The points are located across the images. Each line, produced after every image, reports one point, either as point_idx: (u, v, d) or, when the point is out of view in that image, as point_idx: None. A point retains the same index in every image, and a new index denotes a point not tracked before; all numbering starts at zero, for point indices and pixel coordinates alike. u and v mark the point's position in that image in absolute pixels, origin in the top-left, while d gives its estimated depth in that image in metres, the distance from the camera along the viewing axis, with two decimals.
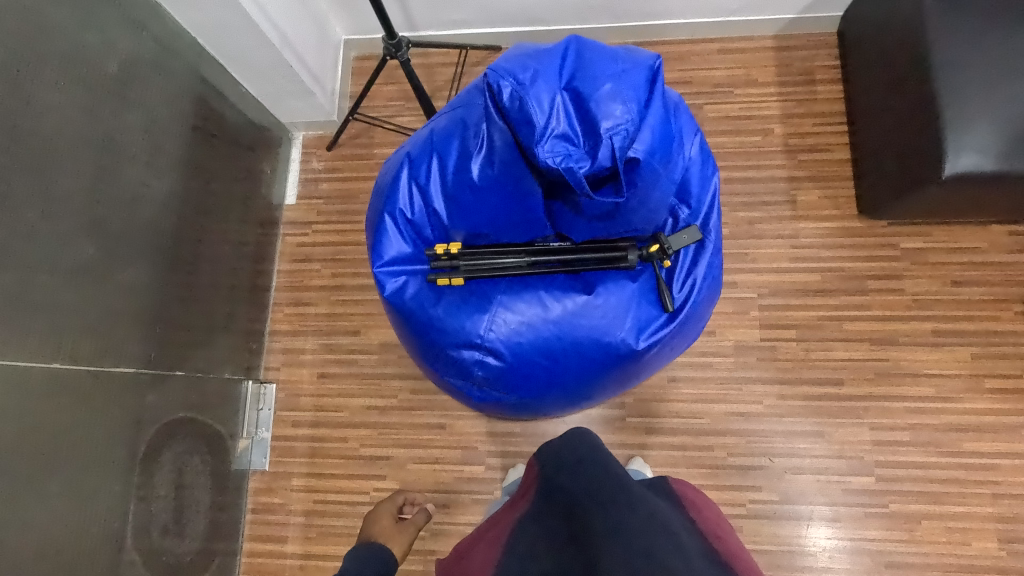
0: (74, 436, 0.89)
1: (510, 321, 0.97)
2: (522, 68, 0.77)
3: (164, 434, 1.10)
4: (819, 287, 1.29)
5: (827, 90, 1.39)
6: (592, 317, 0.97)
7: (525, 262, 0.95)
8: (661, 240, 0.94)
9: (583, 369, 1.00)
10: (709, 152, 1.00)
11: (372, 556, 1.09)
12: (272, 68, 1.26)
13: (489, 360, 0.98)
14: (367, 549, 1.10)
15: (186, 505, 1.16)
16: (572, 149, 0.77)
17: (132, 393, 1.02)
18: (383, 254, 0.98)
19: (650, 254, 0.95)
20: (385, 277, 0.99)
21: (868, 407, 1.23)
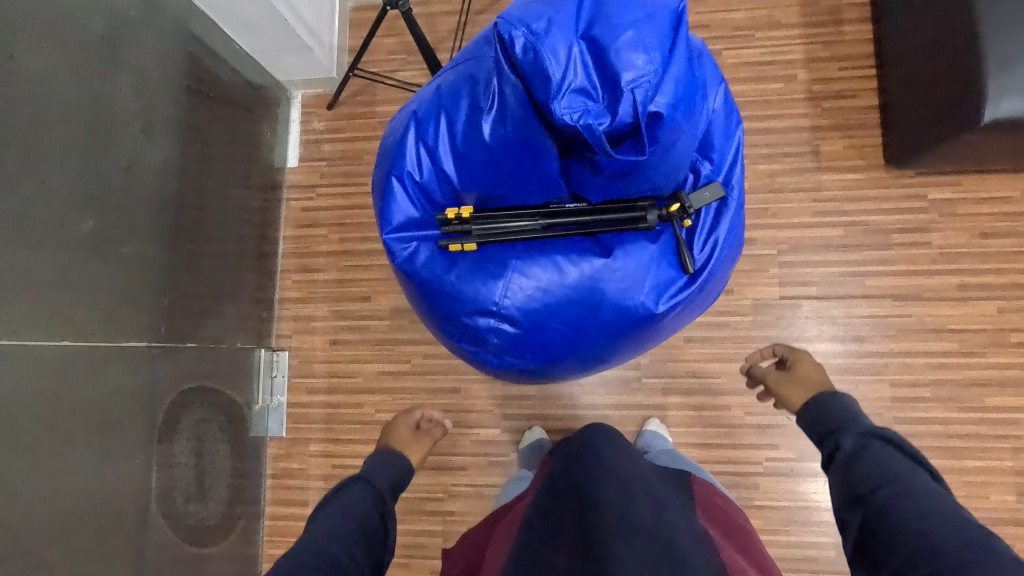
0: (87, 412, 0.89)
1: (531, 284, 0.94)
2: (536, 17, 0.71)
3: (177, 405, 1.10)
4: (842, 242, 1.25)
5: (854, 30, 1.30)
6: (610, 281, 0.94)
7: (540, 224, 0.92)
8: (682, 199, 0.90)
9: (603, 334, 0.97)
10: (732, 102, 0.94)
11: (392, 463, 1.04)
12: (266, 23, 1.19)
13: (505, 326, 0.96)
14: (386, 455, 1.06)
15: (207, 471, 1.17)
16: (591, 104, 0.72)
17: (142, 368, 1.01)
18: (392, 219, 0.94)
19: (671, 214, 0.91)
20: (395, 244, 0.96)
21: (888, 363, 1.21)
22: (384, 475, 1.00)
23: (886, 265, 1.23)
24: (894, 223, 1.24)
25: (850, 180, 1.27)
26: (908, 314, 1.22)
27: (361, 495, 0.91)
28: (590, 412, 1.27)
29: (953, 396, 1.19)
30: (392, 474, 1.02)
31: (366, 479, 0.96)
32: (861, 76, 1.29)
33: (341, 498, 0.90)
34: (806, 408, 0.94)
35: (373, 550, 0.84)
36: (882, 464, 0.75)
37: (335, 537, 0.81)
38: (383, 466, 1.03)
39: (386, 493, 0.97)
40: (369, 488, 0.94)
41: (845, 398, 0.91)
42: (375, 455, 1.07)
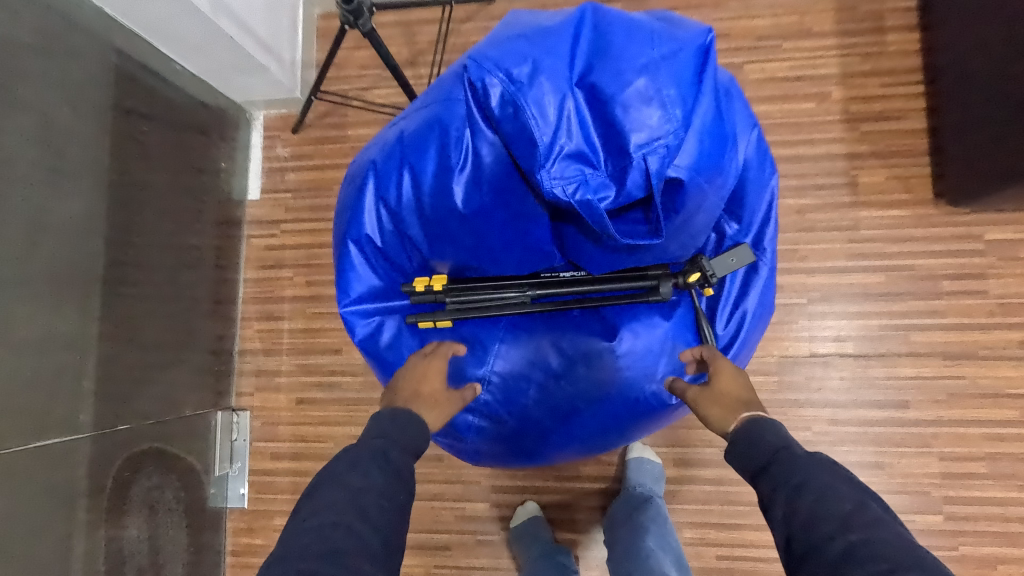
0: None
1: (510, 369, 0.78)
2: (517, 58, 0.54)
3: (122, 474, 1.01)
4: (883, 290, 1.08)
5: (899, 40, 1.12)
6: (613, 369, 0.77)
7: (529, 297, 0.77)
8: (703, 267, 0.73)
9: (603, 427, 0.80)
10: (765, 148, 0.76)
11: (403, 429, 0.67)
12: (208, 42, 1.02)
13: (486, 422, 0.80)
14: (393, 420, 0.67)
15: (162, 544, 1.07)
16: (589, 173, 0.54)
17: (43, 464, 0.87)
18: (349, 292, 0.78)
19: (689, 284, 0.75)
20: (354, 319, 0.79)
21: (937, 433, 1.04)
22: (405, 435, 0.66)
23: (935, 317, 1.06)
24: (945, 268, 1.07)
25: (894, 218, 1.09)
26: (960, 375, 1.05)
27: (373, 474, 0.60)
28: (592, 484, 1.11)
29: (1013, 472, 1.02)
30: (408, 438, 0.66)
31: (380, 441, 0.64)
32: (907, 94, 1.11)
33: (344, 475, 0.59)
34: (729, 448, 0.67)
35: (387, 556, 0.55)
36: (817, 507, 0.54)
37: (327, 544, 0.52)
38: (398, 431, 0.66)
39: (408, 453, 0.65)
40: (388, 460, 0.62)
41: (760, 423, 0.65)
42: (402, 370, 0.75)
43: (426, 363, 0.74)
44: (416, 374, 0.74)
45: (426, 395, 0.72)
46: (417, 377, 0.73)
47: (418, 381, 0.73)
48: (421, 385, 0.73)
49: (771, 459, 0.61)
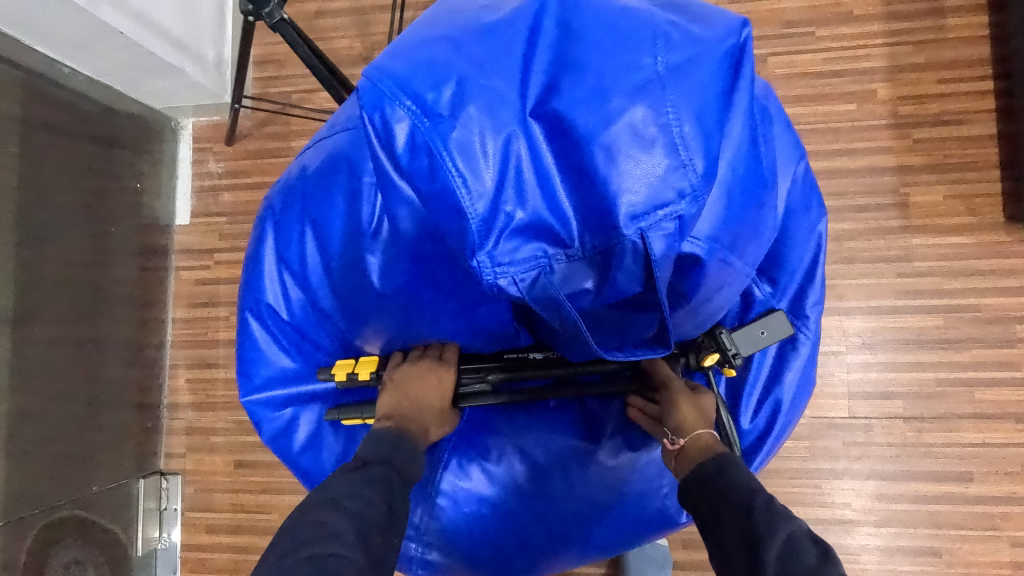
0: None
1: (476, 469, 0.62)
2: (436, 77, 0.37)
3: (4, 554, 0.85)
4: (941, 336, 0.87)
5: (962, 24, 0.90)
6: (604, 484, 0.61)
7: (491, 386, 0.58)
8: (721, 345, 0.56)
9: (593, 550, 0.63)
10: (806, 182, 0.59)
11: (410, 457, 0.51)
12: (94, 37, 0.81)
13: (441, 552, 0.63)
14: (398, 441, 0.51)
15: None
16: (549, 250, 0.39)
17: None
18: (257, 375, 0.60)
19: (704, 365, 0.58)
20: (259, 412, 0.60)
21: (1008, 513, 0.85)
22: (410, 472, 0.50)
23: (1004, 370, 0.86)
24: (1017, 309, 0.87)
25: (955, 246, 0.88)
26: None
27: (379, 509, 0.45)
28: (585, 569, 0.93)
29: None
30: (413, 473, 0.51)
31: (385, 464, 0.49)
32: (971, 92, 0.89)
33: (346, 497, 0.45)
34: (684, 486, 0.51)
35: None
36: (787, 566, 0.41)
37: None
38: (403, 460, 0.50)
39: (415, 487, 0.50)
40: (395, 494, 0.48)
41: (727, 454, 0.51)
42: (387, 379, 0.56)
43: (424, 369, 0.55)
44: (416, 380, 0.55)
45: (427, 410, 0.54)
46: (421, 385, 0.55)
47: (419, 390, 0.54)
48: (425, 397, 0.54)
49: (737, 495, 0.46)
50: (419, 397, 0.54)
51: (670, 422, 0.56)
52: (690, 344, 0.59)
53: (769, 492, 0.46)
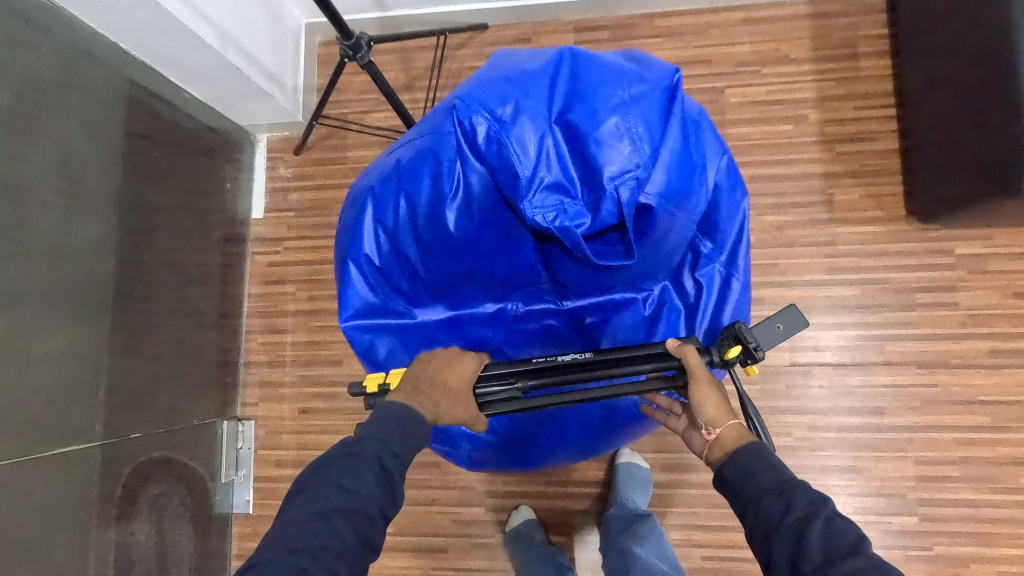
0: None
1: None
2: (500, 99, 0.60)
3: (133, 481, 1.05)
4: (860, 302, 1.13)
5: (872, 65, 1.18)
6: None
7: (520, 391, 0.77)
8: (745, 339, 0.70)
9: (589, 428, 0.90)
10: (734, 171, 0.80)
11: (407, 431, 0.70)
12: (217, 72, 1.07)
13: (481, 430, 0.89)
14: (399, 416, 0.71)
15: (168, 550, 1.12)
16: (567, 203, 0.60)
17: (63, 475, 0.91)
18: (349, 307, 0.82)
19: (730, 358, 0.72)
20: (353, 333, 0.83)
21: (912, 438, 1.09)
22: (407, 441, 0.70)
23: (908, 328, 1.11)
24: (917, 282, 1.12)
25: (869, 233, 1.14)
26: (934, 383, 1.10)
27: (378, 474, 0.67)
28: (583, 489, 1.17)
29: (985, 476, 1.07)
30: (409, 442, 0.70)
31: (385, 441, 0.69)
32: (879, 117, 1.16)
33: (355, 468, 0.66)
34: (726, 472, 0.67)
35: (374, 542, 0.65)
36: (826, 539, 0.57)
37: (330, 535, 0.61)
38: (400, 434, 0.70)
39: (413, 449, 0.71)
40: (394, 460, 0.68)
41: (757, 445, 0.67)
42: (414, 364, 0.78)
43: (447, 357, 0.77)
44: (432, 366, 0.76)
45: (438, 385, 0.74)
46: (435, 368, 0.75)
47: (435, 370, 0.75)
48: (439, 375, 0.74)
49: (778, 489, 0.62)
50: (431, 375, 0.74)
51: (705, 416, 0.72)
52: (717, 344, 0.73)
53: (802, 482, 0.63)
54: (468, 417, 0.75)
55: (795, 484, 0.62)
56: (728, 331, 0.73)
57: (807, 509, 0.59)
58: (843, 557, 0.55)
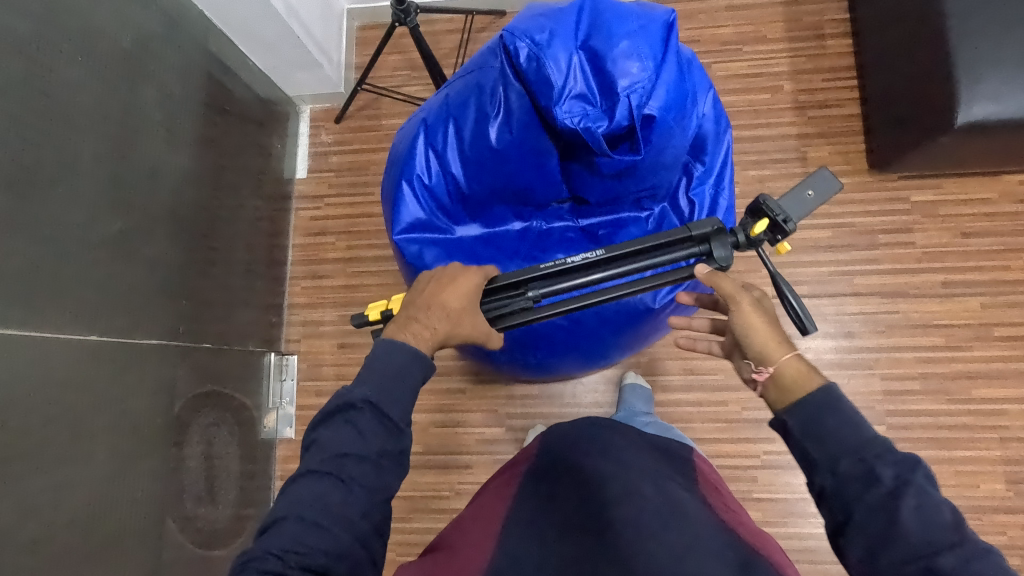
0: (104, 396, 0.90)
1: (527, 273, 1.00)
2: (538, 29, 0.79)
3: (192, 408, 1.12)
4: (830, 243, 1.30)
5: (837, 44, 1.38)
6: None
7: (531, 302, 0.76)
8: (771, 213, 0.73)
9: (605, 322, 1.02)
10: (720, 107, 0.98)
11: (400, 368, 0.66)
12: (279, 40, 1.26)
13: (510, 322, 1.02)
14: (389, 353, 0.66)
15: (218, 474, 1.19)
16: (589, 109, 0.79)
17: (153, 377, 1.01)
18: (399, 220, 0.97)
19: (756, 235, 0.75)
20: (404, 246, 0.97)
21: (879, 358, 1.26)
22: (402, 379, 0.66)
23: (872, 264, 1.29)
24: (880, 224, 1.30)
25: None
26: (895, 310, 1.27)
27: (374, 420, 0.64)
28: (591, 410, 1.32)
29: (942, 389, 1.24)
30: (405, 380, 0.66)
31: (377, 383, 0.65)
32: (844, 87, 1.36)
33: (350, 417, 0.64)
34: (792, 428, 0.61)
35: (386, 482, 0.63)
36: (924, 514, 0.53)
37: (332, 487, 0.60)
38: (394, 373, 0.66)
39: (413, 384, 0.67)
40: (391, 401, 0.64)
41: (825, 386, 0.61)
42: (412, 289, 0.75)
43: (444, 277, 0.73)
44: (428, 291, 0.72)
45: (436, 309, 0.70)
46: (431, 292, 0.72)
47: (432, 293, 0.72)
48: (436, 298, 0.71)
49: (862, 456, 0.56)
50: (428, 300, 0.71)
51: (752, 351, 0.67)
52: (742, 223, 0.76)
53: (877, 441, 0.57)
54: (477, 333, 0.73)
55: (884, 450, 0.56)
56: (753, 209, 0.75)
57: (897, 483, 0.54)
58: (942, 544, 0.52)
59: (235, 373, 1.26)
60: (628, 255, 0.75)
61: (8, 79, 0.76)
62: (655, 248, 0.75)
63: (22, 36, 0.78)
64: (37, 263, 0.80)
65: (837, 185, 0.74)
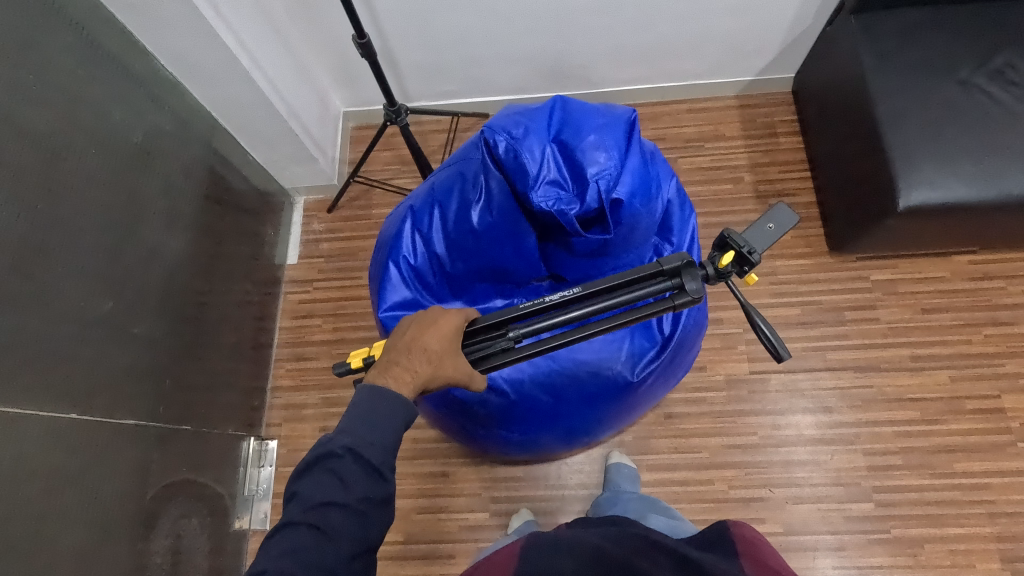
0: (73, 482, 0.88)
1: None
2: (515, 125, 0.88)
3: (164, 496, 1.08)
4: (800, 319, 1.36)
5: (789, 141, 1.52)
6: (588, 351, 1.03)
7: (511, 342, 0.75)
8: (737, 245, 0.73)
9: (585, 394, 1.03)
10: (684, 195, 1.07)
11: (381, 415, 0.68)
12: (278, 138, 1.36)
13: (492, 397, 1.02)
14: (370, 401, 0.68)
15: (183, 571, 1.12)
16: (563, 194, 0.86)
17: (128, 459, 0.99)
18: (386, 299, 0.99)
19: (725, 267, 0.75)
20: (389, 323, 0.99)
21: (858, 433, 1.27)
22: (383, 425, 0.68)
23: (841, 339, 1.34)
24: (845, 302, 1.36)
25: (802, 265, 1.40)
26: (869, 384, 1.30)
27: (356, 466, 0.65)
28: (577, 492, 1.29)
29: (924, 463, 1.24)
30: (387, 425, 0.68)
31: (358, 431, 0.67)
32: (798, 178, 1.49)
33: (332, 465, 0.65)
34: None
35: (367, 530, 0.65)
36: None
37: (314, 537, 0.62)
38: (375, 421, 0.68)
39: (396, 430, 0.69)
40: (372, 448, 0.66)
41: None
42: (393, 334, 0.76)
43: (425, 320, 0.75)
44: (409, 334, 0.73)
45: (417, 352, 0.71)
46: (412, 335, 0.73)
47: (413, 336, 0.73)
48: (417, 341, 0.72)
49: None
50: (409, 343, 0.72)
51: None
52: (710, 256, 0.75)
53: None
54: (459, 375, 0.72)
55: None
56: (718, 243, 0.76)
57: None
58: None
59: (211, 459, 1.23)
60: (605, 293, 0.75)
61: (25, 167, 0.82)
62: (633, 283, 0.74)
63: (41, 130, 0.85)
64: (28, 339, 0.82)
65: (796, 217, 0.74)
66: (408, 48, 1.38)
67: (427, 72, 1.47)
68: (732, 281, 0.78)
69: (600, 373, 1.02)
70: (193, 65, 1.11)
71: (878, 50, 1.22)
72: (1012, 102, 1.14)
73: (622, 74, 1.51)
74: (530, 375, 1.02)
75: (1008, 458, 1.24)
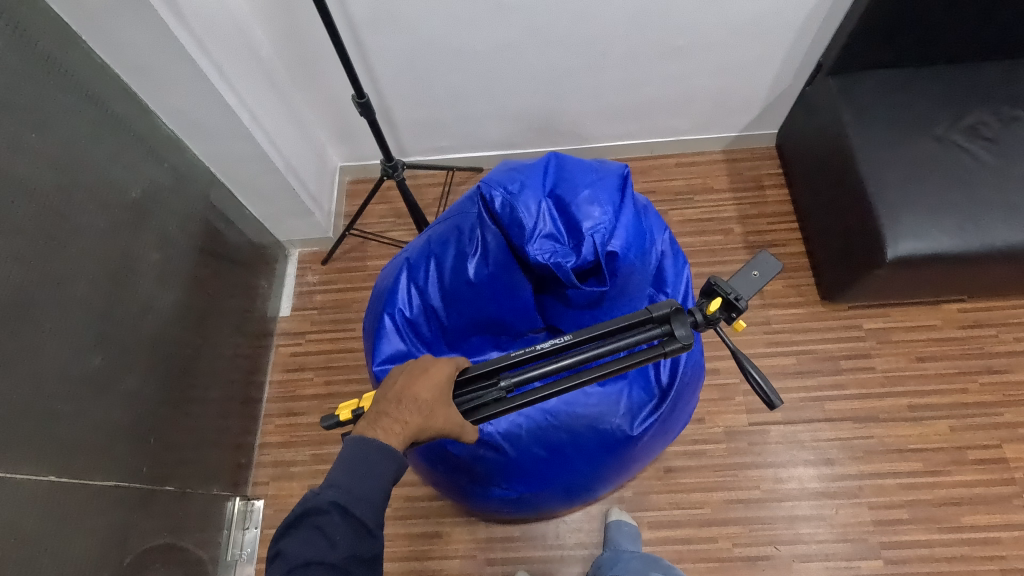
0: (46, 549, 0.83)
1: None
2: (511, 180, 0.90)
3: (142, 562, 1.02)
4: (797, 369, 1.36)
5: (775, 193, 1.56)
6: (585, 407, 1.02)
7: (503, 392, 0.72)
8: (722, 292, 0.74)
9: (583, 447, 1.01)
10: (677, 246, 1.08)
11: (370, 467, 0.66)
12: (276, 192, 1.38)
13: (489, 454, 1.00)
14: (358, 453, 0.66)
15: None
16: (559, 247, 0.88)
17: (105, 522, 0.94)
18: (381, 351, 0.96)
19: (713, 314, 0.74)
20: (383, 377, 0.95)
21: (862, 486, 1.25)
22: (372, 479, 0.66)
23: (839, 389, 1.33)
24: (840, 351, 1.37)
25: (795, 314, 1.41)
26: (869, 435, 1.29)
27: (344, 522, 0.64)
28: (577, 552, 1.24)
29: (931, 516, 1.21)
30: (376, 477, 0.66)
31: (346, 486, 0.65)
32: (786, 229, 1.52)
33: (318, 522, 0.64)
34: None
35: None
36: None
37: None
38: (364, 474, 0.66)
39: (385, 482, 0.67)
40: (360, 503, 0.65)
41: None
42: (384, 384, 0.73)
43: (416, 369, 0.72)
44: (399, 385, 0.71)
45: (407, 402, 0.69)
46: (402, 385, 0.71)
47: (403, 387, 0.70)
48: (407, 392, 0.70)
49: None
50: (399, 394, 0.70)
51: None
52: (698, 304, 0.75)
53: None
54: (450, 427, 0.69)
55: None
56: (705, 291, 0.76)
57: None
58: None
59: (194, 520, 1.18)
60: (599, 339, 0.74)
61: (22, 223, 0.83)
62: (625, 330, 0.73)
63: (42, 185, 0.86)
64: (11, 396, 0.80)
65: (777, 262, 0.76)
66: (405, 106, 1.43)
67: (424, 129, 1.51)
68: (721, 330, 0.77)
69: (598, 426, 1.00)
70: (196, 124, 1.14)
71: (857, 107, 1.27)
72: (989, 158, 1.19)
73: (611, 130, 1.56)
74: (527, 430, 1.01)
75: (1015, 510, 1.21)
